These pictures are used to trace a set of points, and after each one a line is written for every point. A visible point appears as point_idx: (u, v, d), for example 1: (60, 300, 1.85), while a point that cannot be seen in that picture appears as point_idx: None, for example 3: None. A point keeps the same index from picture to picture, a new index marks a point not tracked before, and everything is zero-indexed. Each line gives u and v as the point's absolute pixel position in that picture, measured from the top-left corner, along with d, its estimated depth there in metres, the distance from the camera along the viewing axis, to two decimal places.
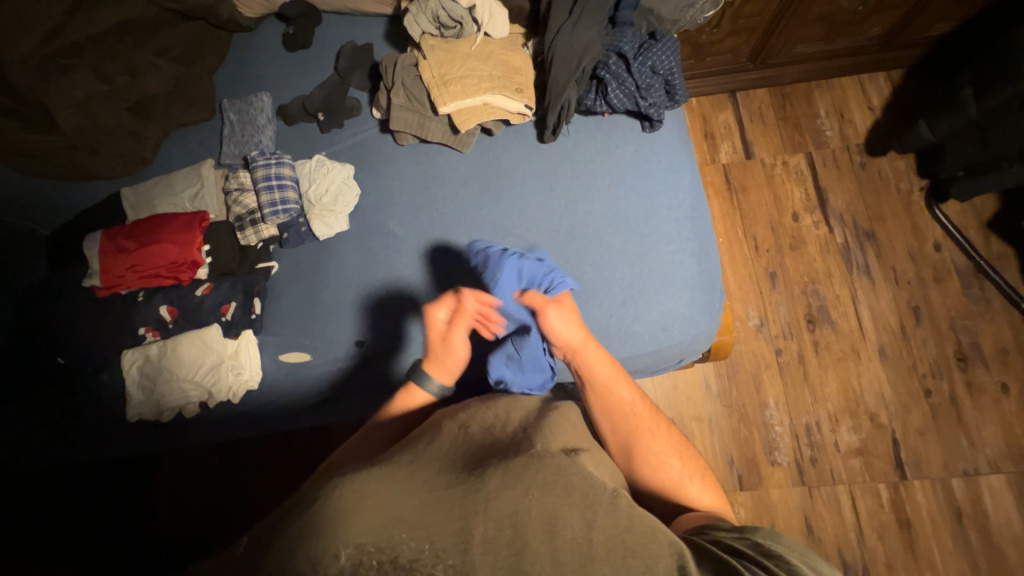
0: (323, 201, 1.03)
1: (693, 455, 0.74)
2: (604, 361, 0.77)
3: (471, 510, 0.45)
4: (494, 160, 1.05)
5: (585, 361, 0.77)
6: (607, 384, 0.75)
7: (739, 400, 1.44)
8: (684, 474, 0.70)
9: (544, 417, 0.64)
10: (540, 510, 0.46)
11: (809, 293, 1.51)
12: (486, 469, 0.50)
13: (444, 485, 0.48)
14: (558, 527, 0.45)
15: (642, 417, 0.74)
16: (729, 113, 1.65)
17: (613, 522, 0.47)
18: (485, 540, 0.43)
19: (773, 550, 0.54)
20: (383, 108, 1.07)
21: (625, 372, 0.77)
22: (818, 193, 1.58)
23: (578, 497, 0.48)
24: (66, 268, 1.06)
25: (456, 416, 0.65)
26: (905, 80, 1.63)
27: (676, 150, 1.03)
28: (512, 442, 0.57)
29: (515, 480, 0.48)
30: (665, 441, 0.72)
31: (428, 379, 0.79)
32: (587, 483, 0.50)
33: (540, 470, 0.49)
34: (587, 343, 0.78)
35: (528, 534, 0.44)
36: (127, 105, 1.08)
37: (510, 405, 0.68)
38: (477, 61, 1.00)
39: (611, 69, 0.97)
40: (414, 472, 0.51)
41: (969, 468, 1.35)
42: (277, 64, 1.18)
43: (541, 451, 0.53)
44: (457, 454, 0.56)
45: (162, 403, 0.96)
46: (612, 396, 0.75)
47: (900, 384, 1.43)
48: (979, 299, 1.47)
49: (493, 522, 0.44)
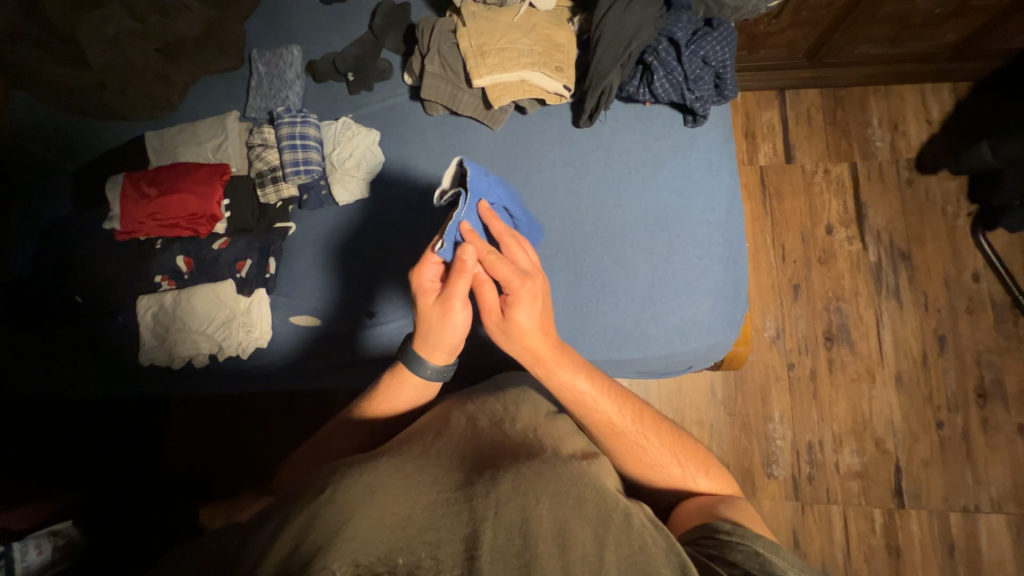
0: (346, 165, 1.01)
1: (693, 446, 0.69)
2: (576, 379, 0.64)
3: (481, 515, 0.44)
4: (524, 140, 1.00)
5: (559, 386, 0.64)
6: (585, 401, 0.64)
7: (744, 410, 1.42)
8: (685, 473, 0.67)
9: (554, 420, 0.63)
10: (552, 520, 0.44)
11: (832, 310, 1.46)
12: (499, 471, 0.49)
13: (454, 485, 0.48)
14: (569, 539, 0.43)
15: (630, 433, 0.66)
16: (775, 112, 1.56)
17: (625, 540, 0.44)
18: (494, 549, 0.41)
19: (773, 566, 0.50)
20: (415, 74, 1.03)
21: (603, 380, 0.66)
22: (857, 206, 1.50)
23: (590, 511, 0.46)
24: (87, 207, 1.06)
25: (465, 406, 0.64)
26: (970, 94, 1.52)
27: (717, 149, 0.97)
28: (522, 442, 0.56)
29: (528, 487, 0.47)
30: (663, 449, 0.67)
31: (423, 363, 0.70)
32: (598, 495, 0.48)
33: (552, 479, 0.49)
34: (553, 362, 0.63)
35: (539, 545, 0.42)
36: (157, 46, 1.06)
37: (520, 398, 0.67)
38: (519, 33, 0.95)
39: (660, 56, 0.91)
40: (423, 466, 0.50)
41: (970, 504, 1.33)
42: (311, 16, 1.13)
43: (553, 458, 0.53)
44: (465, 449, 0.54)
45: (174, 350, 0.98)
46: (596, 416, 0.65)
47: (911, 413, 1.39)
48: (1011, 335, 1.41)
49: (504, 529, 0.43)
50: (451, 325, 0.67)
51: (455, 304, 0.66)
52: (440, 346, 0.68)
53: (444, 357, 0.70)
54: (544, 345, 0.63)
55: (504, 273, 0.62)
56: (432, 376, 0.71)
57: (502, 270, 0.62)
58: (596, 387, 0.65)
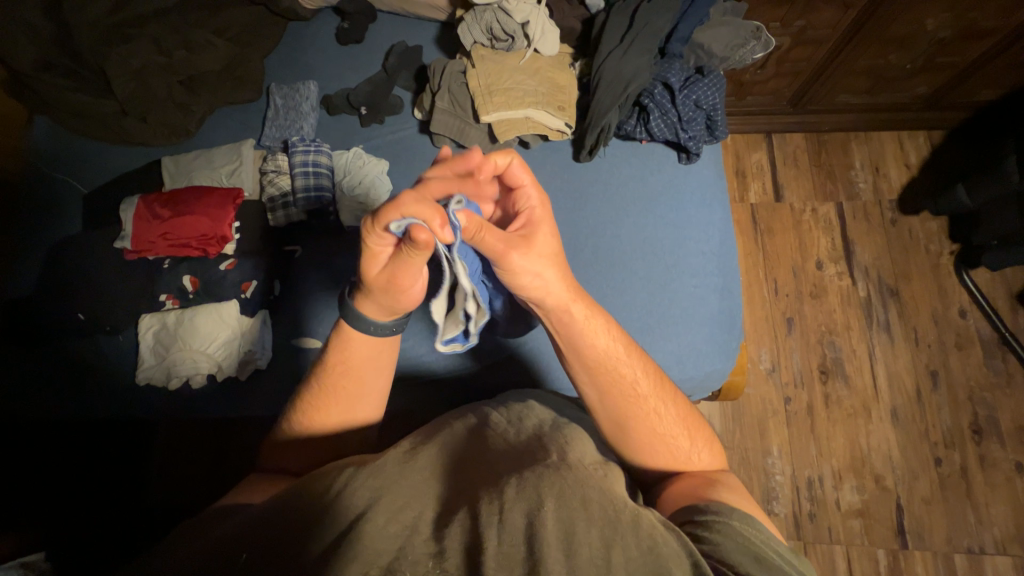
0: (355, 192, 1.04)
1: (701, 422, 0.68)
2: (602, 330, 0.64)
3: (484, 521, 0.44)
4: (526, 172, 1.05)
5: (583, 326, 0.64)
6: (608, 356, 0.64)
7: (742, 443, 1.41)
8: (691, 449, 0.65)
9: (561, 429, 0.60)
10: (557, 523, 0.44)
11: (825, 343, 1.49)
12: (504, 480, 0.49)
13: (460, 496, 0.50)
14: (575, 542, 0.43)
15: (648, 398, 0.64)
16: (763, 153, 1.65)
17: (633, 543, 0.44)
18: (499, 553, 0.42)
19: (757, 547, 0.50)
20: (425, 109, 1.09)
21: (629, 341, 0.66)
22: (844, 244, 1.56)
23: (596, 513, 0.46)
24: (98, 227, 1.08)
25: (470, 416, 0.65)
26: (944, 142, 1.61)
27: (710, 184, 1.02)
28: (528, 450, 0.56)
29: (531, 489, 0.47)
30: (674, 420, 0.65)
31: (370, 323, 0.66)
32: (606, 498, 0.48)
33: (558, 480, 0.48)
34: (586, 301, 0.65)
35: (543, 550, 0.42)
36: (181, 79, 1.12)
37: (523, 409, 0.65)
38: (524, 76, 1.02)
39: (656, 98, 0.98)
40: (427, 479, 0.53)
41: (973, 546, 1.31)
42: (328, 56, 1.21)
43: (559, 463, 0.52)
44: (472, 463, 0.56)
45: (172, 369, 0.98)
46: (619, 371, 0.64)
47: (909, 448, 1.39)
48: (1001, 371, 1.43)
49: (507, 536, 0.43)
50: (411, 290, 0.62)
51: (409, 273, 0.59)
52: (386, 307, 0.64)
53: (375, 313, 0.65)
54: (564, 283, 0.63)
55: (527, 185, 0.62)
56: (375, 334, 0.67)
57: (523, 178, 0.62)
58: (624, 344, 0.65)
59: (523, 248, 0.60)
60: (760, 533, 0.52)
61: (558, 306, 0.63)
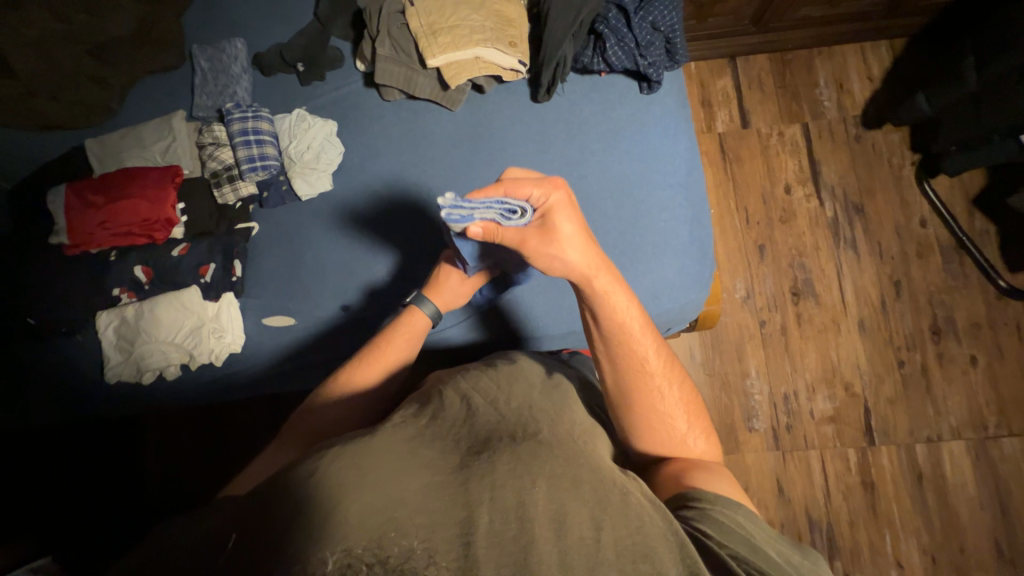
0: (304, 158, 0.98)
1: (699, 411, 0.74)
2: (624, 304, 0.68)
3: (475, 501, 0.49)
4: (484, 118, 0.99)
5: (605, 301, 0.67)
6: (626, 333, 0.69)
7: (722, 369, 1.47)
8: (689, 432, 0.72)
9: (553, 396, 0.69)
10: (548, 505, 0.51)
11: (796, 266, 1.52)
12: (497, 451, 0.55)
13: (448, 470, 0.52)
14: (567, 522, 0.50)
15: (657, 373, 0.71)
16: (728, 80, 1.61)
17: (621, 524, 0.52)
18: (491, 535, 0.47)
19: (745, 530, 0.58)
20: (367, 59, 1.01)
21: (648, 319, 0.71)
22: (811, 165, 1.56)
23: (587, 493, 0.53)
24: (30, 224, 1.00)
25: (456, 384, 0.67)
26: (906, 50, 1.59)
27: (673, 112, 0.99)
28: (517, 421, 0.61)
29: (524, 470, 0.53)
30: (676, 399, 0.72)
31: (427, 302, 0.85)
32: (596, 477, 0.55)
33: (550, 461, 0.54)
34: (608, 278, 0.67)
35: (535, 529, 0.48)
36: (88, 49, 1.00)
37: (514, 374, 0.70)
38: (468, 11, 0.95)
39: (611, 23, 0.94)
40: (415, 450, 0.54)
41: (932, 435, 1.43)
42: (253, 7, 1.09)
43: (550, 439, 0.58)
44: (460, 433, 0.59)
45: (142, 364, 0.94)
46: (633, 348, 0.70)
47: (875, 355, 1.47)
48: (958, 274, 1.50)
49: (499, 514, 0.49)
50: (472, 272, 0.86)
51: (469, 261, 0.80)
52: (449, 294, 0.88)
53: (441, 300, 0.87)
54: (590, 257, 0.65)
55: (535, 193, 0.63)
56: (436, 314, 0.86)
57: (532, 195, 0.63)
58: (643, 317, 0.70)
59: (540, 238, 0.64)
60: (755, 525, 0.60)
61: (581, 281, 0.66)
